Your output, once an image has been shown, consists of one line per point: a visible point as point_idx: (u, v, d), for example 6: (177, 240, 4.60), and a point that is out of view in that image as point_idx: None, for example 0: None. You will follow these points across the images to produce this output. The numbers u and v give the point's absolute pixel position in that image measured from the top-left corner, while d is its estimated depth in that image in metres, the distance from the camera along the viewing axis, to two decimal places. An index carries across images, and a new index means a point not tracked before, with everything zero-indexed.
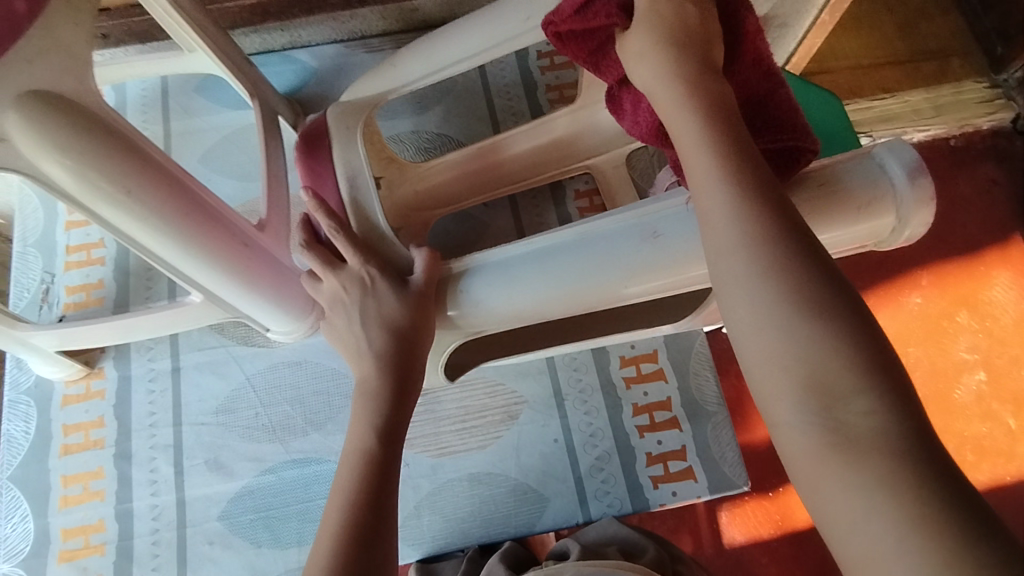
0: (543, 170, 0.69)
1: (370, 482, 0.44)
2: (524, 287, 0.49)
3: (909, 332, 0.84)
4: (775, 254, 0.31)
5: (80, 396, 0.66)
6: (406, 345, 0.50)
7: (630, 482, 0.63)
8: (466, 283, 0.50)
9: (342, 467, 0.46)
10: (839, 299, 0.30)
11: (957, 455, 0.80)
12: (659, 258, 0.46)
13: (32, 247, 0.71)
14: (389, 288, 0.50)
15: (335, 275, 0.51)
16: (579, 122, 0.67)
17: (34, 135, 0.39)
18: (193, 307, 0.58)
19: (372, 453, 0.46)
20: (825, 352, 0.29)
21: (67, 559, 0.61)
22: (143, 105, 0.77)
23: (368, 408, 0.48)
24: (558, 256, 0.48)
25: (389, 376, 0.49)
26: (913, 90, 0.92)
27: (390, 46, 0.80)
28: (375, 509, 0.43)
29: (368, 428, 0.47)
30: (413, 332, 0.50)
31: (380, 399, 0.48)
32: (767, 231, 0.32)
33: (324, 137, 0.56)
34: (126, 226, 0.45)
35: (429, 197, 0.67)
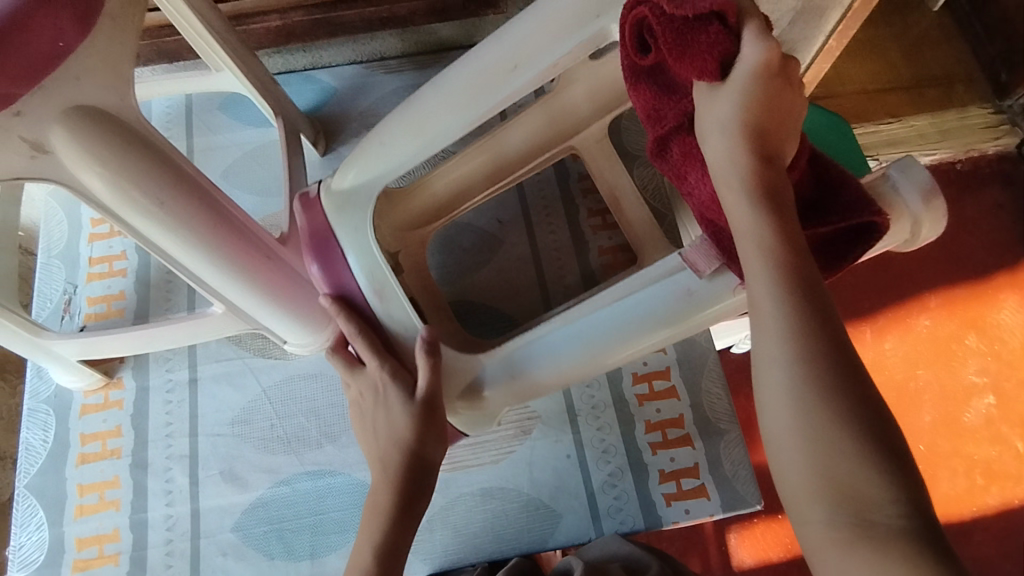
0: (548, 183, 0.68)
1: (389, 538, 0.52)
2: (556, 364, 0.55)
3: (918, 355, 0.87)
4: (806, 322, 0.31)
5: (98, 406, 0.66)
6: (418, 453, 0.54)
7: (642, 498, 0.63)
8: (496, 377, 0.57)
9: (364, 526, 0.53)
10: (848, 372, 0.30)
11: (966, 479, 0.82)
12: (689, 313, 0.52)
13: (55, 259, 0.73)
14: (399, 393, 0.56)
15: (355, 380, 0.58)
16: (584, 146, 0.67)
17: (78, 147, 0.39)
18: (215, 318, 0.59)
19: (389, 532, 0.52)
20: (829, 426, 0.29)
21: (81, 569, 0.61)
22: (168, 121, 0.79)
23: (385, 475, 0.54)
24: (587, 328, 0.53)
25: (406, 467, 0.54)
26: (919, 115, 0.94)
27: (408, 67, 0.81)
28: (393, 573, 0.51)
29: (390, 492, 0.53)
30: (424, 445, 0.55)
31: (395, 475, 0.54)
32: (829, 379, 0.30)
33: (330, 237, 0.57)
34: (155, 236, 0.46)
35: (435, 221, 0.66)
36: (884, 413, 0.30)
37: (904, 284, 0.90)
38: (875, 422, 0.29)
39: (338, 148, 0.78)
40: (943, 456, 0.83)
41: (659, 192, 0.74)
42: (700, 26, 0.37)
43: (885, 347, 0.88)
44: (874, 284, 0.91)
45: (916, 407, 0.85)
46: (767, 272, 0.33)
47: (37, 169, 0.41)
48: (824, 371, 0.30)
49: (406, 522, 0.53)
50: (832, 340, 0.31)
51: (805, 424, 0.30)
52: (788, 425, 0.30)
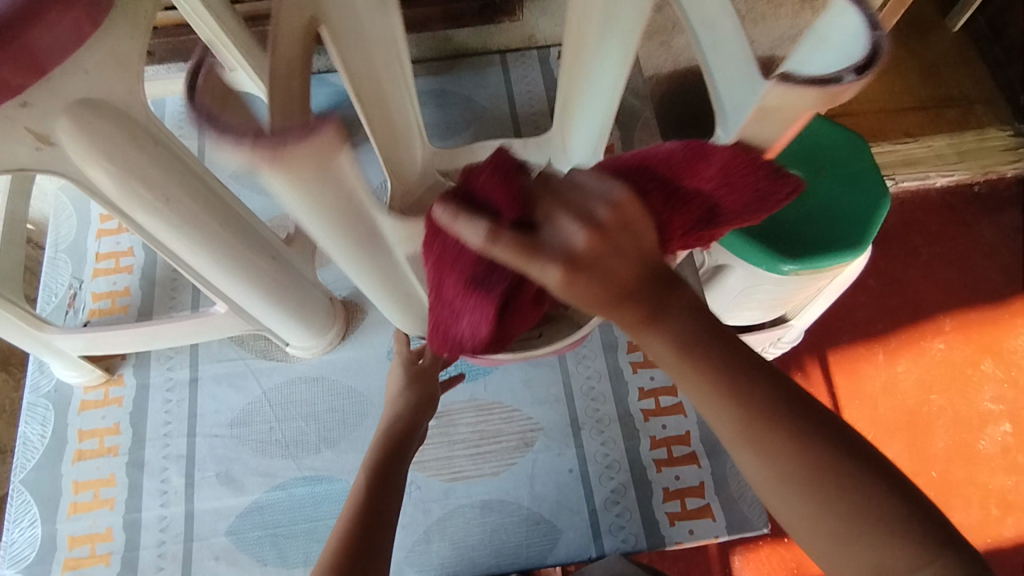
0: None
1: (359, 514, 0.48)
2: None
3: (933, 380, 0.94)
4: (762, 436, 0.34)
5: (98, 402, 0.66)
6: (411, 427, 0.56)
7: (646, 517, 0.62)
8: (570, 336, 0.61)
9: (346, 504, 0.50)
10: (835, 442, 0.34)
11: (982, 510, 0.89)
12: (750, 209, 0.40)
13: (63, 253, 0.73)
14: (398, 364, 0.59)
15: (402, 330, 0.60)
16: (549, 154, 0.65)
17: (81, 141, 0.39)
18: (217, 318, 0.59)
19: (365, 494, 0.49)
20: (853, 525, 0.32)
21: (71, 567, 0.60)
22: (181, 119, 0.78)
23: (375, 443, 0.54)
24: None
25: (394, 439, 0.54)
26: (937, 136, 1.05)
27: (422, 73, 0.82)
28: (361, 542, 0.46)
29: (377, 472, 0.51)
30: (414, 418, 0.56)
31: (383, 456, 0.53)
32: (819, 474, 0.33)
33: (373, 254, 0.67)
34: (159, 232, 0.45)
35: (441, 188, 0.67)
36: (877, 458, 0.33)
37: (919, 310, 0.99)
38: (874, 473, 0.33)
39: None
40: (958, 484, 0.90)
41: None
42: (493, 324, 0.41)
43: (898, 369, 0.95)
44: (891, 304, 0.99)
45: (929, 433, 0.91)
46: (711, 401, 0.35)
47: (42, 160, 0.41)
48: (807, 462, 0.33)
49: (387, 492, 0.50)
50: (793, 425, 0.34)
51: (828, 535, 0.33)
52: (811, 533, 0.33)
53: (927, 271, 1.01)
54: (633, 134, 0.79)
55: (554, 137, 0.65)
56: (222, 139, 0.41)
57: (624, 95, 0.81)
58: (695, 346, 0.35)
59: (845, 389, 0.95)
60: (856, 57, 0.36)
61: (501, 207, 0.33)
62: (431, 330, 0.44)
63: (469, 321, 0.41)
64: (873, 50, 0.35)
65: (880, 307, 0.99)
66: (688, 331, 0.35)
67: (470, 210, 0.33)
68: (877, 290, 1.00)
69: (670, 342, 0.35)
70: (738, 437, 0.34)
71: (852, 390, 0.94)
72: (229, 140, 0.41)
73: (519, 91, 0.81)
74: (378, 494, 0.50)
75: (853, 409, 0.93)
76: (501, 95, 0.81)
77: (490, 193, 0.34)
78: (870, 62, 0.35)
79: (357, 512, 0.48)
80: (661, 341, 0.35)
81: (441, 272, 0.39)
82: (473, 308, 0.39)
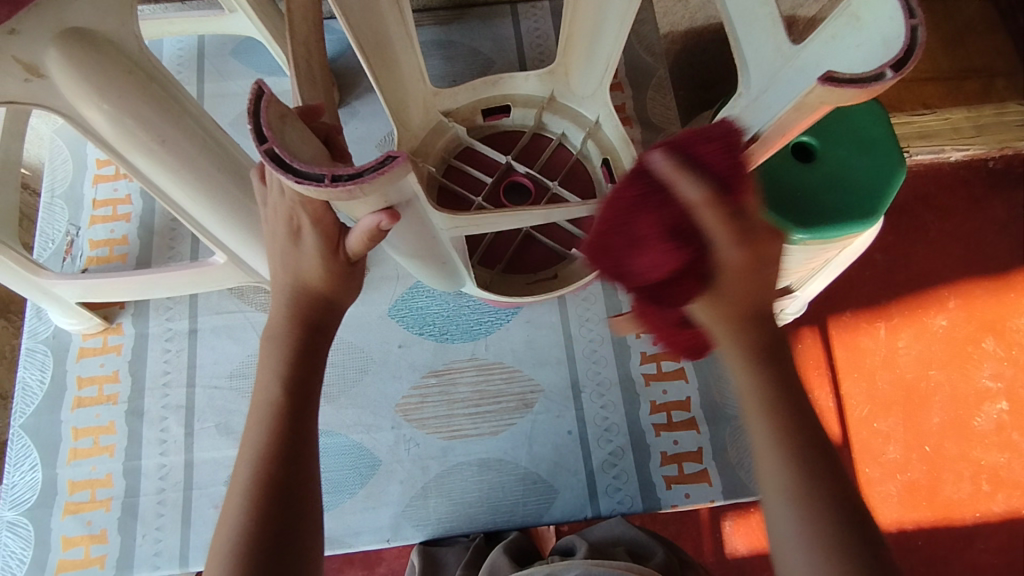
0: (522, 124, 0.67)
1: (280, 434, 0.41)
2: None
3: (932, 357, 0.99)
4: (810, 512, 0.36)
5: (97, 350, 0.66)
6: (319, 320, 0.46)
7: (642, 480, 0.62)
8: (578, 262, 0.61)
9: (251, 419, 0.43)
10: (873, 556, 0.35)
11: (971, 484, 0.94)
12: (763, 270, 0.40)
13: (59, 199, 0.71)
14: (317, 237, 0.43)
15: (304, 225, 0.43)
16: (552, 87, 0.65)
17: (72, 72, 0.37)
18: (216, 268, 0.58)
19: (282, 404, 0.43)
20: None
21: (72, 512, 0.60)
22: (179, 63, 0.76)
23: (287, 350, 0.44)
24: None
25: (312, 328, 0.45)
26: (955, 109, 1.05)
27: (428, 22, 0.79)
28: (286, 467, 0.40)
29: (294, 378, 0.44)
30: (325, 312, 0.46)
31: (301, 351, 0.44)
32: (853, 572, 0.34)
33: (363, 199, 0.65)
34: (156, 176, 0.44)
35: (447, 133, 0.64)
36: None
37: (924, 287, 1.02)
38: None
39: (352, 103, 0.75)
40: (950, 459, 0.95)
41: None
42: (675, 273, 0.38)
43: (899, 345, 0.99)
44: (895, 281, 1.03)
45: (926, 407, 0.97)
46: (770, 455, 0.37)
47: (31, 95, 0.39)
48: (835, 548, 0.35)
49: (305, 398, 0.44)
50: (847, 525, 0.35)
51: None
52: None
53: (936, 248, 1.04)
54: (646, 92, 0.77)
55: (557, 70, 0.64)
56: (310, 184, 0.31)
57: (637, 52, 0.78)
58: (783, 420, 0.37)
59: (845, 365, 0.98)
60: (892, 52, 0.32)
61: (718, 172, 0.35)
62: (597, 253, 0.40)
63: (648, 256, 0.38)
64: (910, 43, 0.31)
65: (883, 283, 1.03)
66: (771, 386, 0.38)
67: (692, 165, 0.35)
68: (882, 263, 1.03)
69: (769, 402, 0.38)
70: (791, 501, 0.36)
71: (852, 364, 0.99)
72: (312, 179, 0.31)
73: (529, 44, 0.78)
74: (295, 405, 0.43)
75: (851, 382, 0.98)
76: (510, 48, 0.78)
77: (711, 153, 0.35)
78: (908, 58, 0.31)
79: (274, 422, 0.42)
80: (755, 387, 0.38)
81: (637, 211, 0.37)
82: (659, 239, 0.37)
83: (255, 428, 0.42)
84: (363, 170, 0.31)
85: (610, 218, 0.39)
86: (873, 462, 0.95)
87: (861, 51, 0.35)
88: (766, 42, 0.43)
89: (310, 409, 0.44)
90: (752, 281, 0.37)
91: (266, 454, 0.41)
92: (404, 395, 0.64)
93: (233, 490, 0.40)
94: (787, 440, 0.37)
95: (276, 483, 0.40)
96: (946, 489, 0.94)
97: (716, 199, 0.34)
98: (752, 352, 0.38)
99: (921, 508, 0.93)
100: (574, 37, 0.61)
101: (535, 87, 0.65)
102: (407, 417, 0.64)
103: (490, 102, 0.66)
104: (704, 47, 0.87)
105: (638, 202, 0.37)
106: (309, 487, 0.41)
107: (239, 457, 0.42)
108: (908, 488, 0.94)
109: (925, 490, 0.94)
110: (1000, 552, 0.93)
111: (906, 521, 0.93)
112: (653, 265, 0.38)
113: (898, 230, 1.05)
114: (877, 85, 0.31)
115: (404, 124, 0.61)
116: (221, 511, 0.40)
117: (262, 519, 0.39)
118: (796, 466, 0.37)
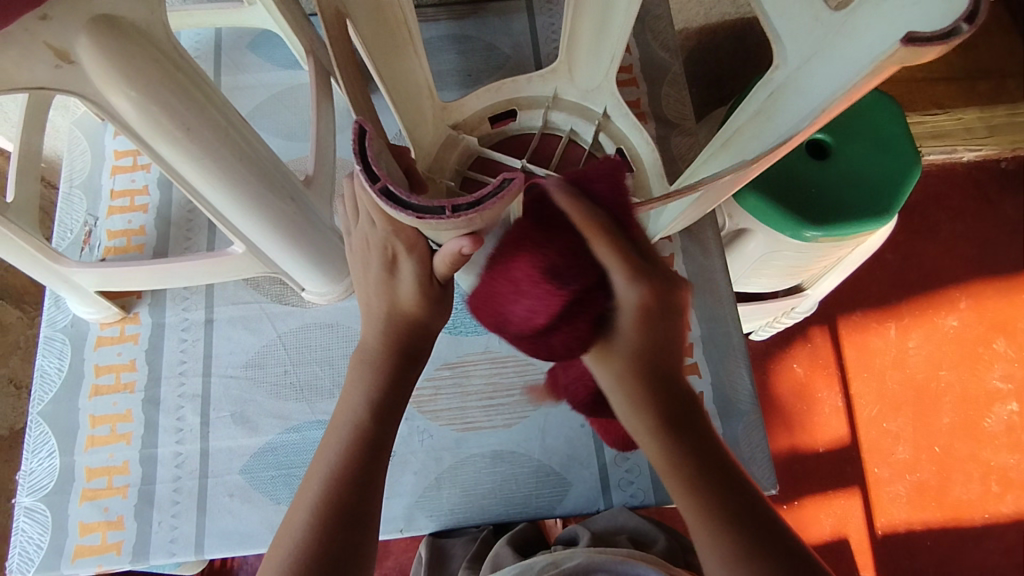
0: (530, 127, 0.66)
1: (358, 453, 0.45)
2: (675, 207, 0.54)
3: (943, 357, 0.98)
4: (689, 475, 0.40)
5: (114, 338, 0.66)
6: (413, 349, 0.49)
7: (655, 474, 0.62)
8: None
9: (334, 431, 0.47)
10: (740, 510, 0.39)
11: (981, 485, 0.94)
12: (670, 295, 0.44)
13: (77, 189, 0.72)
14: (412, 263, 0.45)
15: (397, 250, 0.45)
16: (555, 85, 0.65)
17: (101, 59, 0.37)
18: (234, 258, 0.58)
19: (366, 425, 0.46)
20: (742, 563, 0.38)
21: (89, 498, 0.61)
22: (197, 56, 0.76)
23: (379, 376, 0.48)
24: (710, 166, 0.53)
25: (405, 354, 0.49)
26: (967, 109, 1.05)
27: (444, 17, 0.79)
28: (360, 484, 0.44)
29: (382, 404, 0.47)
30: (419, 341, 0.50)
31: (389, 375, 0.48)
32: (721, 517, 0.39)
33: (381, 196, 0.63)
34: (179, 164, 0.45)
35: (457, 144, 0.63)
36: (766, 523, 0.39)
37: (935, 287, 1.02)
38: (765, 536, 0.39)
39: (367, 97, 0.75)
40: (960, 460, 0.95)
41: (670, 154, 0.74)
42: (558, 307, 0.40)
43: (909, 345, 0.99)
44: (906, 281, 1.02)
45: (937, 407, 0.96)
46: (646, 429, 0.41)
47: (60, 81, 0.39)
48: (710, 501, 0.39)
49: (385, 423, 0.47)
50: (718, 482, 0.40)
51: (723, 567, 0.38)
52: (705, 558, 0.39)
53: (947, 248, 1.04)
54: (661, 87, 0.77)
55: (560, 67, 0.64)
56: (432, 218, 0.33)
57: (652, 48, 0.78)
58: (654, 398, 0.42)
59: (855, 365, 0.98)
60: (959, 8, 0.32)
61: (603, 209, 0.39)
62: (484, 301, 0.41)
63: (527, 302, 0.39)
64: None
65: (894, 283, 1.02)
66: (642, 376, 0.42)
67: (582, 202, 0.39)
68: (894, 263, 1.03)
69: (633, 389, 0.42)
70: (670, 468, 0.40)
71: (862, 364, 0.98)
72: (434, 212, 0.33)
73: (544, 40, 0.78)
74: (375, 428, 0.47)
75: (861, 382, 0.98)
76: (525, 43, 0.78)
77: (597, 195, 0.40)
78: (978, 10, 0.31)
79: (357, 437, 0.46)
80: (624, 378, 0.42)
81: (516, 256, 0.39)
82: (540, 280, 0.38)
83: (337, 438, 0.46)
84: (482, 197, 0.32)
85: (491, 266, 0.40)
86: (882, 462, 0.95)
87: (918, 11, 0.35)
88: (805, 13, 0.44)
89: (389, 431, 0.47)
90: (663, 298, 0.42)
91: (342, 469, 0.44)
92: (418, 387, 0.64)
93: (305, 494, 0.44)
94: (659, 415, 0.41)
95: (350, 489, 0.44)
96: (955, 490, 0.94)
97: (616, 243, 0.39)
98: (642, 368, 0.42)
99: (929, 508, 0.93)
100: (577, 35, 0.62)
101: (540, 88, 0.65)
102: (421, 409, 0.64)
103: (496, 110, 0.65)
104: (718, 44, 0.87)
105: (516, 247, 0.39)
106: (373, 500, 0.45)
107: (317, 460, 0.46)
108: (917, 488, 0.94)
109: (935, 490, 0.94)
110: (1009, 554, 0.93)
111: (915, 521, 0.93)
112: (532, 308, 0.39)
113: (910, 230, 1.05)
114: (952, 42, 0.31)
115: (421, 118, 0.61)
116: (291, 505, 0.45)
117: (329, 521, 0.42)
118: (668, 439, 0.41)
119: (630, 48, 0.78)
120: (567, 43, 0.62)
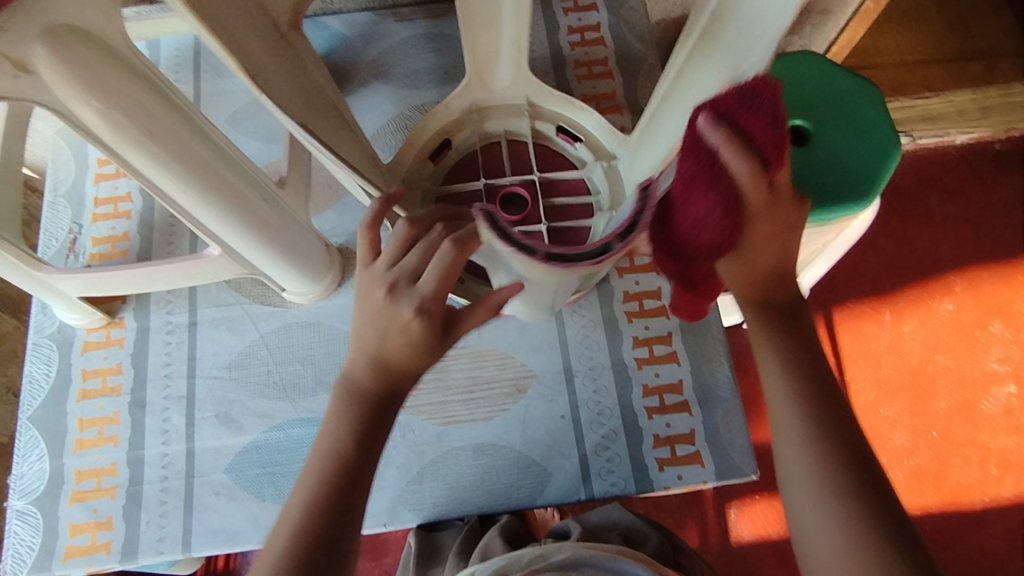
0: (469, 147, 0.63)
1: (336, 483, 0.42)
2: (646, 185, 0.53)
3: (939, 341, 0.98)
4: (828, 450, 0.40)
5: (100, 343, 0.67)
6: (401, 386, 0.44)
7: (635, 462, 0.62)
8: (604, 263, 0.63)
9: (315, 456, 0.44)
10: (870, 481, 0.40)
11: (980, 469, 0.94)
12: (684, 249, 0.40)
13: (62, 198, 0.73)
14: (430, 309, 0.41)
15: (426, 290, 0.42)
16: (472, 99, 0.61)
17: (60, 69, 0.38)
18: (210, 260, 0.59)
19: (347, 457, 0.43)
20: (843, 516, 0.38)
21: (78, 500, 0.62)
22: (176, 63, 0.77)
23: (365, 410, 0.44)
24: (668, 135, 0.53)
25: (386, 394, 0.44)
26: (960, 91, 1.03)
27: (420, 16, 0.79)
28: (334, 519, 0.42)
29: (367, 438, 0.44)
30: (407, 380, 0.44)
31: (373, 413, 0.44)
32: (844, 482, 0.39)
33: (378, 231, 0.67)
34: (148, 171, 0.45)
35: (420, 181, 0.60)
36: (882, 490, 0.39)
37: (932, 272, 1.01)
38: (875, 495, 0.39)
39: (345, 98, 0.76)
40: (958, 444, 0.94)
41: None
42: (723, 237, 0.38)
43: (904, 330, 0.99)
44: (898, 266, 1.02)
45: (933, 391, 0.96)
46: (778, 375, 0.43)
47: (20, 91, 0.40)
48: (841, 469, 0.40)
49: (368, 456, 0.44)
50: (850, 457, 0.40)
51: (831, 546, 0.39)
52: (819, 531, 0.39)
53: (942, 232, 1.04)
54: (636, 78, 0.77)
55: (472, 82, 0.59)
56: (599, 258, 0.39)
57: (628, 39, 0.78)
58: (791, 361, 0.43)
59: (849, 351, 0.98)
60: None
61: (758, 141, 0.34)
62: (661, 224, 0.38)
63: (706, 232, 0.37)
64: None
65: (887, 269, 1.02)
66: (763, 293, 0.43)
67: (738, 137, 0.34)
68: (888, 248, 1.03)
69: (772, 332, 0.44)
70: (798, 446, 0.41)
71: (857, 351, 0.98)
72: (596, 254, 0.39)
73: None
74: (358, 460, 0.43)
75: (856, 368, 0.97)
76: None
77: (758, 119, 0.33)
78: None
79: (336, 469, 0.43)
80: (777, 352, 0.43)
81: (692, 191, 0.36)
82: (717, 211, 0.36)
83: (317, 465, 0.44)
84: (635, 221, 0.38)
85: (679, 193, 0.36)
86: (880, 448, 0.94)
87: None
88: None
89: (372, 465, 0.44)
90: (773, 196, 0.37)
91: (321, 497, 0.42)
92: None
93: (286, 516, 0.42)
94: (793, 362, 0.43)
95: (322, 525, 0.41)
96: (954, 474, 0.93)
97: (758, 172, 0.35)
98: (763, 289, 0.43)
99: (929, 493, 0.93)
100: (480, 45, 0.57)
101: (450, 107, 0.60)
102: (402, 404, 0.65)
103: (430, 147, 0.61)
104: None
105: (692, 180, 0.36)
106: (344, 539, 0.42)
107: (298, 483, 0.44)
108: (915, 472, 0.93)
109: (933, 475, 0.93)
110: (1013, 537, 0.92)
111: (915, 506, 0.92)
112: (712, 239, 0.38)
113: (901, 213, 1.04)
114: None
115: None
116: (271, 525, 0.43)
117: (297, 556, 0.40)
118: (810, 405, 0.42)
119: (604, 42, 0.78)
120: (475, 58, 0.57)
